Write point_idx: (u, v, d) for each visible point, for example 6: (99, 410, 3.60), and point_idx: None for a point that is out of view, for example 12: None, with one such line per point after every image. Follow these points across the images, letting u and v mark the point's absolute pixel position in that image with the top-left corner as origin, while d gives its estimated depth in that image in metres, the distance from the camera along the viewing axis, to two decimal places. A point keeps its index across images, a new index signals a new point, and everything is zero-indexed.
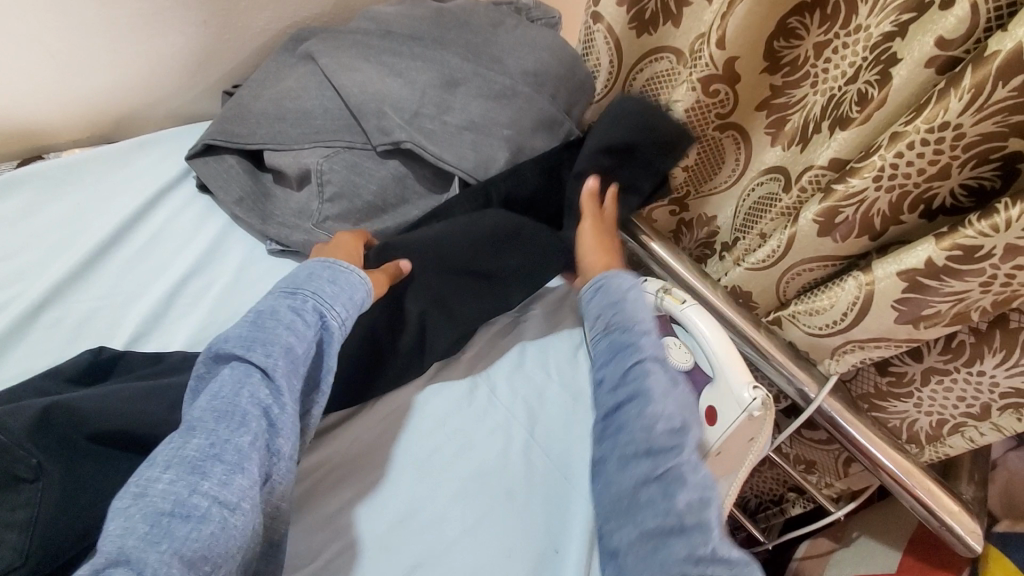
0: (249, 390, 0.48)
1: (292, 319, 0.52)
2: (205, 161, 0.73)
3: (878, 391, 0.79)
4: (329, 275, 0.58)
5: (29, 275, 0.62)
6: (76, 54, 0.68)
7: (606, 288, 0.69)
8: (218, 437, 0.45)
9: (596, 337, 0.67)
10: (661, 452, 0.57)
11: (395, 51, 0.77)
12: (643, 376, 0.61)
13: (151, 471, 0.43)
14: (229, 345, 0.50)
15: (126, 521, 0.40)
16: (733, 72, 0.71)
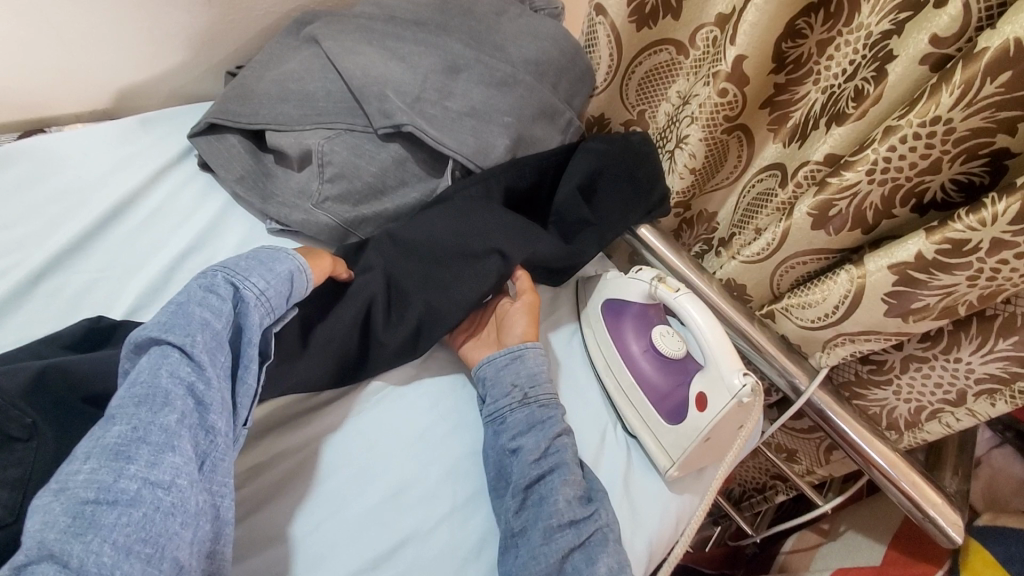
0: (168, 368, 0.48)
1: (205, 296, 0.52)
2: (207, 140, 0.73)
3: (858, 378, 0.81)
4: (245, 254, 0.58)
5: (28, 246, 0.63)
6: (80, 29, 0.69)
7: (524, 357, 0.64)
8: (141, 420, 0.45)
9: (511, 407, 0.62)
10: (583, 521, 0.56)
11: (398, 36, 0.78)
12: (561, 447, 0.60)
13: (73, 463, 0.42)
14: (142, 331, 0.49)
15: (48, 512, 0.40)
16: (741, 73, 0.70)
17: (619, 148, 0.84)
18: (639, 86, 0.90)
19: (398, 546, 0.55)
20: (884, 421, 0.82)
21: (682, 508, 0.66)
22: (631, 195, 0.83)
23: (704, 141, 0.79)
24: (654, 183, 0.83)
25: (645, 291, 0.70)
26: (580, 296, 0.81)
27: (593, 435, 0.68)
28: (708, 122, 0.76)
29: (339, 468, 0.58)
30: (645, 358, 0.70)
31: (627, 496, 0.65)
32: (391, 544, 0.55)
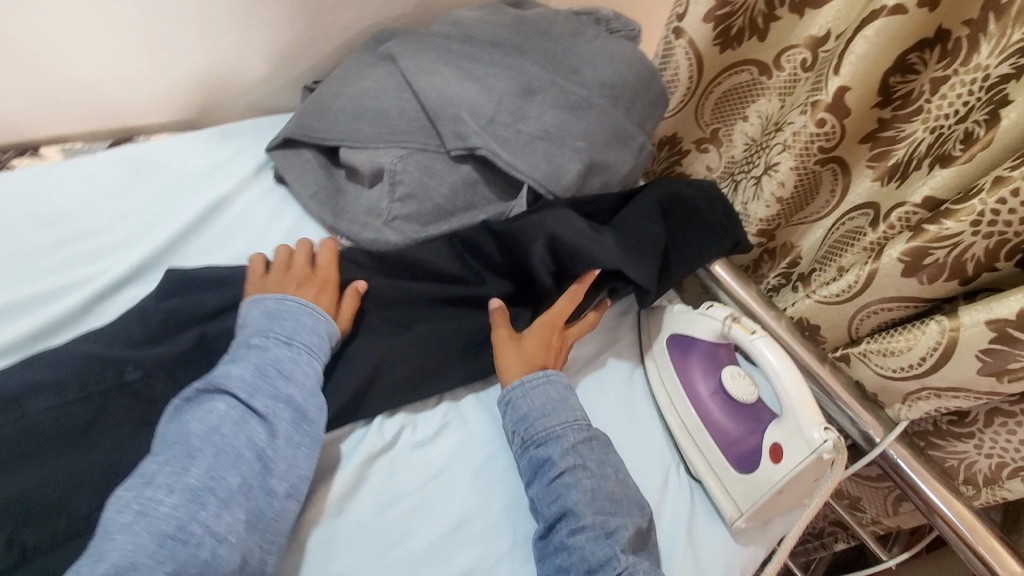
0: (249, 431, 0.49)
1: (289, 369, 0.54)
2: (284, 154, 0.75)
3: (936, 428, 0.76)
4: (310, 325, 0.58)
5: (115, 252, 0.63)
6: (172, 43, 0.71)
7: (514, 399, 0.61)
8: (218, 470, 0.47)
9: (515, 453, 0.60)
10: (600, 568, 0.51)
11: (474, 56, 0.77)
12: (568, 490, 0.55)
13: (153, 492, 0.44)
14: (232, 385, 0.50)
15: (126, 542, 0.42)
16: (842, 104, 0.68)
17: (699, 190, 0.83)
18: (716, 105, 0.88)
19: None
20: (960, 475, 0.76)
21: (746, 561, 0.63)
22: (704, 239, 0.80)
23: (796, 170, 0.77)
24: (726, 229, 0.82)
25: (717, 329, 0.68)
26: (644, 329, 0.78)
27: (654, 476, 0.66)
28: (802, 151, 0.74)
29: (398, 494, 0.55)
30: (712, 400, 0.68)
31: (690, 546, 0.62)
32: None
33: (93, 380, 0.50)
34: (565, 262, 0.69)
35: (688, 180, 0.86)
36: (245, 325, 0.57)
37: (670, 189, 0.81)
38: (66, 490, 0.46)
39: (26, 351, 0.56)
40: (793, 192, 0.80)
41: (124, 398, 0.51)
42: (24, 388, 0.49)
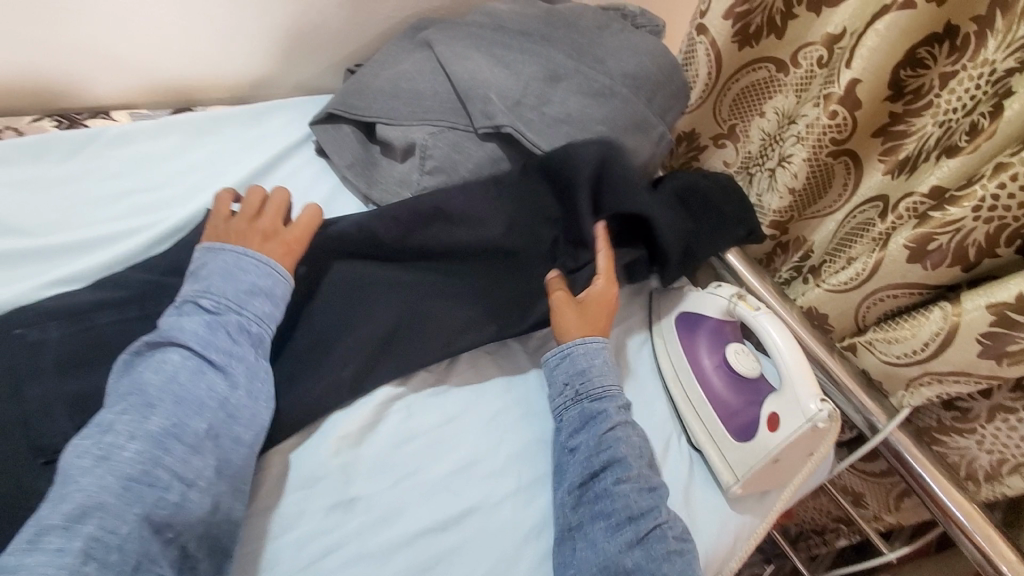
0: (207, 383, 0.50)
1: (244, 324, 0.54)
2: (325, 128, 0.81)
3: (941, 425, 0.77)
4: (268, 285, 0.57)
5: (173, 205, 0.69)
6: (232, 23, 0.78)
7: (574, 354, 0.64)
8: (179, 418, 0.48)
9: (563, 405, 0.63)
10: (642, 517, 0.55)
11: (506, 44, 0.82)
12: (619, 443, 0.59)
13: (114, 438, 0.45)
14: (185, 338, 0.51)
15: (91, 485, 0.43)
16: (855, 96, 0.71)
17: (713, 182, 0.87)
18: (733, 102, 0.91)
19: (465, 514, 0.56)
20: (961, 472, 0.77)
21: (740, 526, 0.66)
22: (719, 228, 0.83)
23: (809, 162, 0.79)
24: (741, 218, 0.84)
25: (723, 306, 0.72)
26: (653, 309, 0.81)
27: (654, 442, 0.69)
28: (815, 142, 0.77)
29: (413, 435, 0.59)
30: (715, 372, 0.71)
31: (686, 507, 0.65)
32: (457, 510, 0.56)
33: (152, 305, 0.57)
34: (602, 199, 0.72)
35: (706, 173, 0.90)
36: (198, 274, 0.56)
37: (682, 182, 0.86)
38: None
39: (100, 275, 0.61)
40: (805, 184, 0.83)
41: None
42: (92, 309, 0.54)
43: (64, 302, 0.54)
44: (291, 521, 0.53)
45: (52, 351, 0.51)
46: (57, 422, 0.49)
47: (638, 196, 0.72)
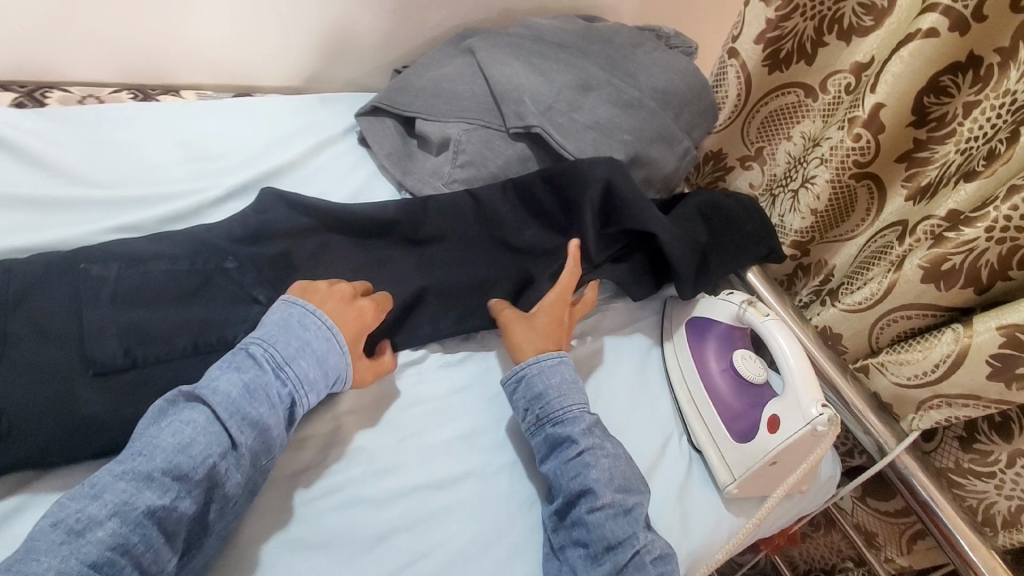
0: (216, 461, 0.47)
1: (273, 398, 0.52)
2: (368, 119, 0.86)
3: (957, 467, 0.75)
4: (321, 352, 0.56)
5: (225, 173, 0.75)
6: (295, 21, 0.86)
7: (528, 377, 0.62)
8: (167, 497, 0.45)
9: (529, 430, 0.61)
10: (620, 545, 0.53)
11: (544, 54, 0.88)
12: (587, 470, 0.57)
13: (94, 513, 0.43)
14: (215, 401, 0.49)
15: (51, 566, 0.40)
16: (879, 121, 0.72)
17: (735, 202, 0.88)
18: (761, 124, 0.92)
19: (463, 478, 0.59)
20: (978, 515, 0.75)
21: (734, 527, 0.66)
22: (742, 246, 0.84)
23: (832, 183, 0.80)
24: (761, 237, 0.86)
25: (734, 312, 0.73)
26: (666, 313, 0.82)
27: (656, 438, 0.70)
28: (838, 165, 0.78)
29: (420, 399, 0.63)
30: (721, 375, 0.72)
31: (680, 504, 0.66)
32: (456, 473, 0.58)
33: (203, 258, 0.61)
34: (618, 215, 0.75)
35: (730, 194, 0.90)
36: (261, 322, 0.57)
37: (703, 202, 0.86)
38: (171, 330, 0.56)
39: (165, 227, 0.67)
40: (828, 205, 0.83)
41: (225, 278, 0.62)
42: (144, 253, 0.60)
43: (124, 247, 0.58)
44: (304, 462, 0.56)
45: (111, 284, 0.56)
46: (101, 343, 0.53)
47: (653, 212, 0.75)
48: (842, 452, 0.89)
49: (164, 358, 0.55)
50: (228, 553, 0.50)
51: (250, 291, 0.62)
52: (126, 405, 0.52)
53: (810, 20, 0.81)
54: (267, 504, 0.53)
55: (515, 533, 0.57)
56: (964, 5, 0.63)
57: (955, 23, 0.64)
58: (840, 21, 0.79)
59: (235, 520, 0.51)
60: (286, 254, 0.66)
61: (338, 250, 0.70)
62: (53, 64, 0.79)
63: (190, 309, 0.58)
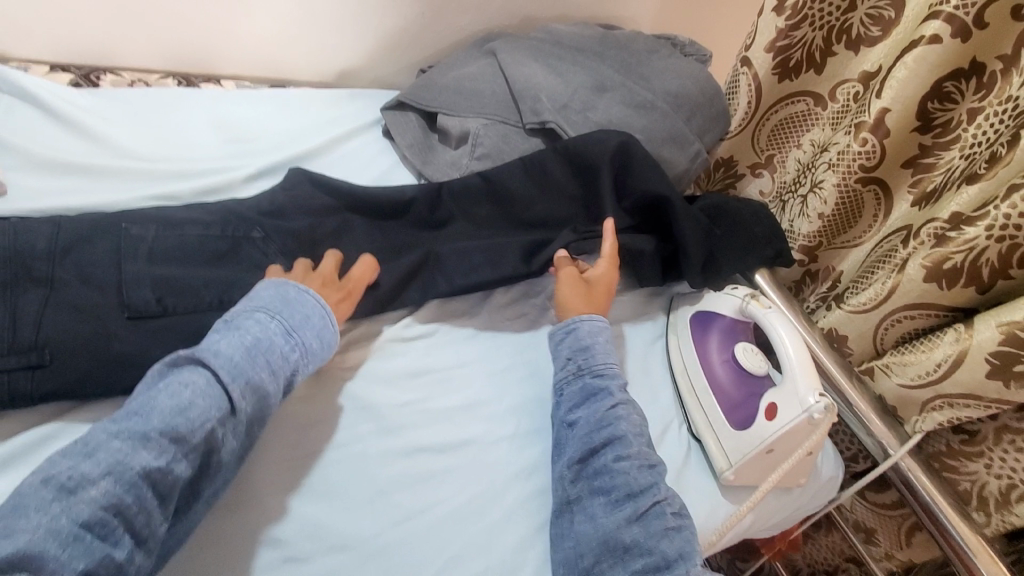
0: (213, 420, 0.49)
1: (272, 362, 0.55)
2: (393, 113, 0.90)
3: (950, 450, 0.77)
4: (319, 326, 0.60)
5: (257, 155, 0.80)
6: (330, 20, 0.91)
7: (579, 331, 0.68)
8: (163, 459, 0.46)
9: (566, 379, 0.65)
10: (642, 493, 0.56)
11: (562, 57, 0.92)
12: (618, 421, 0.61)
13: (88, 471, 0.44)
14: (215, 364, 0.51)
15: (42, 524, 0.41)
16: (885, 125, 0.74)
17: (745, 205, 0.88)
18: (771, 133, 0.93)
19: (463, 444, 0.62)
20: (972, 500, 0.76)
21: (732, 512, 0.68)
22: (750, 242, 0.84)
23: (839, 188, 0.81)
24: (771, 239, 0.85)
25: (736, 305, 0.75)
26: (672, 310, 0.84)
27: (655, 424, 0.72)
28: (846, 169, 0.79)
29: (428, 369, 0.66)
30: (722, 365, 0.73)
31: (675, 487, 0.67)
32: (458, 438, 0.62)
33: (233, 226, 0.66)
34: (629, 185, 0.80)
35: (739, 198, 0.91)
36: (254, 297, 0.59)
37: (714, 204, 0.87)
38: (199, 285, 0.61)
39: (199, 200, 0.72)
40: (835, 210, 0.84)
41: (250, 246, 0.67)
42: (180, 219, 0.64)
43: (162, 212, 0.64)
44: (314, 417, 0.60)
45: (148, 242, 0.61)
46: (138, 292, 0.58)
47: (662, 182, 0.79)
48: (845, 457, 0.90)
49: (192, 309, 0.60)
50: (239, 493, 0.54)
51: (272, 261, 0.67)
52: (156, 350, 0.57)
53: (818, 31, 0.83)
54: (277, 456, 0.57)
55: (510, 499, 0.60)
56: (967, 13, 0.65)
57: (958, 30, 0.66)
58: (848, 31, 0.81)
59: (216, 494, 0.52)
60: (310, 229, 0.70)
61: (358, 228, 0.74)
62: (108, 49, 0.85)
63: (218, 272, 0.63)
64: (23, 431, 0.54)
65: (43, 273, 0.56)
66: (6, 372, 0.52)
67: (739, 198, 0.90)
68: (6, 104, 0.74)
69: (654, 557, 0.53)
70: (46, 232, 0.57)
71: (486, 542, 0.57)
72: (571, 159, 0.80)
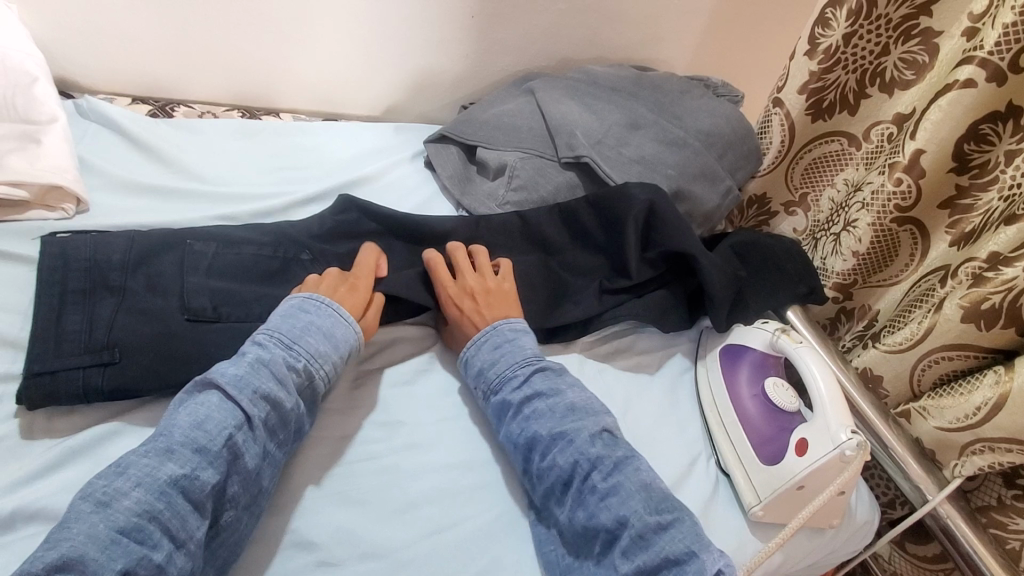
0: (231, 431, 0.52)
1: (281, 371, 0.57)
2: (435, 145, 0.95)
3: (1000, 504, 0.74)
4: (327, 327, 0.62)
5: (308, 181, 0.86)
6: (381, 59, 0.98)
7: (466, 358, 0.68)
8: (188, 469, 0.49)
9: (481, 404, 0.66)
10: (574, 476, 0.58)
11: (597, 96, 0.96)
12: (528, 422, 0.62)
13: (121, 484, 0.47)
14: (221, 380, 0.54)
15: (86, 530, 0.44)
16: (919, 166, 0.75)
17: (778, 242, 0.89)
18: (804, 171, 0.94)
19: (493, 462, 0.64)
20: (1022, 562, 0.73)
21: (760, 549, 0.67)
22: (781, 284, 0.84)
23: (874, 228, 0.81)
24: (803, 277, 0.85)
25: (767, 339, 0.76)
26: (702, 343, 0.84)
27: (683, 456, 0.71)
28: (880, 209, 0.80)
29: (460, 389, 0.70)
30: (751, 400, 0.73)
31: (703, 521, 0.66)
32: (488, 457, 0.64)
33: (284, 247, 0.71)
34: (657, 238, 0.80)
35: (772, 235, 0.92)
36: (265, 319, 0.62)
37: (742, 245, 0.87)
38: (252, 298, 0.66)
39: (255, 221, 0.77)
40: (870, 249, 0.84)
41: (299, 266, 0.71)
42: (238, 238, 0.70)
43: (222, 230, 0.70)
44: (349, 428, 0.63)
45: (208, 258, 0.67)
46: (199, 303, 0.63)
47: (693, 236, 0.80)
48: (882, 503, 0.88)
49: (244, 319, 0.65)
50: (279, 495, 0.57)
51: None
52: (210, 357, 0.61)
53: (851, 73, 0.84)
54: (314, 464, 0.60)
55: (537, 519, 0.61)
56: (1002, 58, 0.66)
57: (993, 74, 0.67)
58: (882, 74, 0.82)
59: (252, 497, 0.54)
60: (352, 253, 0.75)
61: (398, 253, 0.78)
62: (182, 85, 0.94)
63: (269, 289, 0.68)
64: (89, 426, 0.58)
65: (117, 282, 0.62)
66: (80, 369, 0.57)
67: (772, 235, 0.91)
68: (94, 133, 0.83)
69: (601, 532, 0.55)
70: (121, 245, 0.64)
71: (510, 561, 0.58)
72: (603, 195, 0.82)
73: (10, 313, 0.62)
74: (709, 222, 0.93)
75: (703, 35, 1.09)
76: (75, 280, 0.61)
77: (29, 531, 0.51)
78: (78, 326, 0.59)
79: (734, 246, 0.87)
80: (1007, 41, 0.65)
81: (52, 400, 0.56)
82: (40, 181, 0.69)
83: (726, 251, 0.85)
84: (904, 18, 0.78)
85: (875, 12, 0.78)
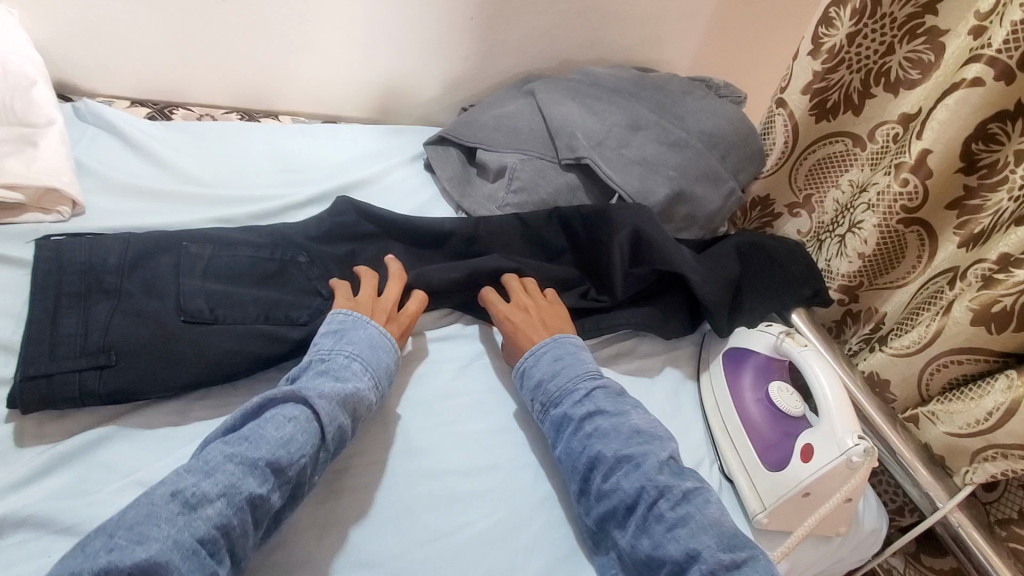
0: (311, 459, 0.52)
1: (358, 408, 0.57)
2: (435, 148, 0.94)
3: (1020, 517, 0.73)
4: (389, 368, 0.63)
5: (307, 184, 0.85)
6: (379, 62, 0.97)
7: (525, 368, 0.67)
8: (269, 487, 0.49)
9: (537, 417, 0.65)
10: (637, 500, 0.56)
11: (597, 97, 0.95)
12: (592, 439, 0.60)
13: (207, 489, 0.47)
14: (318, 405, 0.54)
15: (171, 536, 0.43)
16: (927, 166, 0.73)
17: (780, 243, 0.87)
18: (809, 172, 0.93)
19: (491, 467, 0.63)
20: None
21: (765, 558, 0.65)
22: (784, 286, 0.83)
23: (880, 229, 0.80)
24: (806, 278, 0.84)
25: (770, 343, 0.74)
26: (705, 347, 0.83)
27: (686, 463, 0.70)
28: (885, 210, 0.78)
29: (459, 392, 0.69)
30: (755, 404, 0.71)
31: None
32: (487, 462, 0.63)
33: (281, 249, 0.71)
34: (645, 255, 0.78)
35: (775, 237, 0.90)
36: (347, 336, 0.62)
37: (739, 248, 0.85)
38: (247, 300, 0.65)
39: (252, 223, 0.77)
40: (876, 251, 0.82)
41: (296, 269, 0.71)
42: (236, 241, 0.69)
43: (219, 233, 0.69)
44: None
45: (204, 261, 0.66)
46: (195, 306, 0.63)
47: (681, 253, 0.78)
48: (891, 510, 0.86)
49: (239, 321, 0.64)
50: None
51: (315, 285, 0.71)
52: (205, 361, 0.60)
53: (855, 73, 0.83)
54: None
55: (537, 525, 0.60)
56: (1010, 56, 0.64)
57: (1001, 73, 0.65)
58: (887, 73, 0.81)
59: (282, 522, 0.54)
60: (350, 255, 0.74)
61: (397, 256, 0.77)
62: (181, 88, 0.94)
63: (265, 291, 0.68)
64: (82, 431, 0.57)
65: (112, 285, 0.62)
66: (76, 372, 0.57)
67: (773, 236, 0.89)
68: (92, 135, 0.82)
69: (666, 563, 0.53)
70: (117, 248, 0.64)
71: (509, 569, 0.56)
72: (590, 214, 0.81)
73: (4, 316, 0.61)
74: (711, 224, 0.92)
75: (704, 36, 1.08)
76: (70, 283, 0.61)
77: (19, 538, 0.50)
78: (73, 329, 0.58)
79: (732, 249, 0.85)
80: (1015, 39, 0.63)
81: (44, 404, 0.56)
82: (37, 184, 0.69)
83: (724, 253, 0.84)
84: (909, 16, 0.77)
85: (880, 10, 0.77)
